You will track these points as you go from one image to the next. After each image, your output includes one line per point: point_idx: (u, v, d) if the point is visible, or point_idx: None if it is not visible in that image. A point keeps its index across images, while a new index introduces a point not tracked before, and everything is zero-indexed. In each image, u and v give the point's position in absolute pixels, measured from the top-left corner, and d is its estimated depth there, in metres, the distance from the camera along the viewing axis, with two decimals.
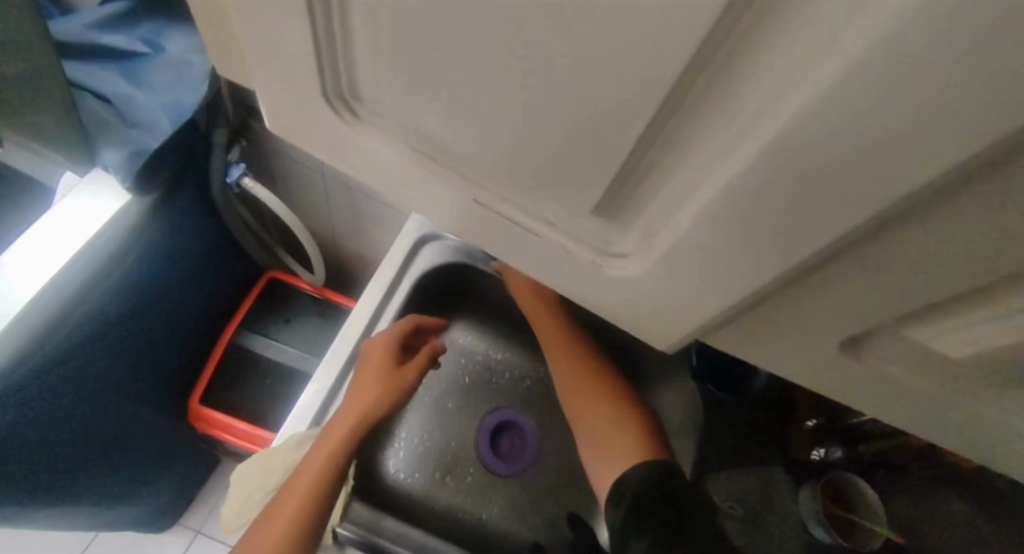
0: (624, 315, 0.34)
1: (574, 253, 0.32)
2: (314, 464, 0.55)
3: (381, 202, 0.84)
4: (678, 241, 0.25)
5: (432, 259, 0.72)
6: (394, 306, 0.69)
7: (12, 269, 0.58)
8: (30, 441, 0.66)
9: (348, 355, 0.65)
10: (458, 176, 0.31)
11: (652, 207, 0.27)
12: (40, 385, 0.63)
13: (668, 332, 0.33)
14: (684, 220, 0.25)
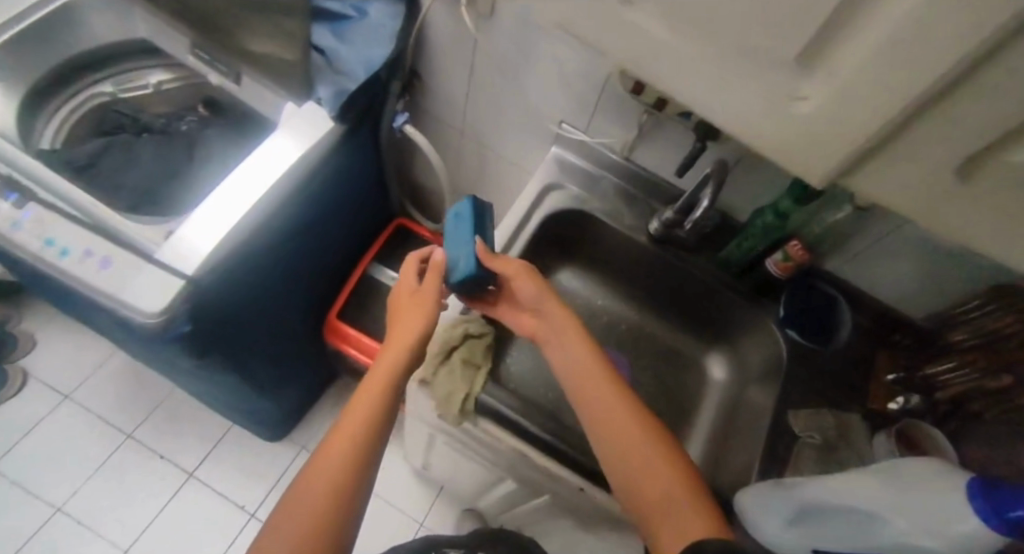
0: (775, 151, 0.40)
1: (767, 97, 0.36)
2: (359, 412, 0.57)
3: (509, 160, 0.98)
4: (853, 69, 0.31)
5: (557, 203, 0.84)
6: (523, 236, 0.82)
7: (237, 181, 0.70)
8: (245, 318, 0.81)
9: None
10: (687, 39, 0.36)
11: (844, 50, 0.31)
12: (255, 266, 0.76)
13: (812, 163, 0.39)
14: (854, 57, 0.31)
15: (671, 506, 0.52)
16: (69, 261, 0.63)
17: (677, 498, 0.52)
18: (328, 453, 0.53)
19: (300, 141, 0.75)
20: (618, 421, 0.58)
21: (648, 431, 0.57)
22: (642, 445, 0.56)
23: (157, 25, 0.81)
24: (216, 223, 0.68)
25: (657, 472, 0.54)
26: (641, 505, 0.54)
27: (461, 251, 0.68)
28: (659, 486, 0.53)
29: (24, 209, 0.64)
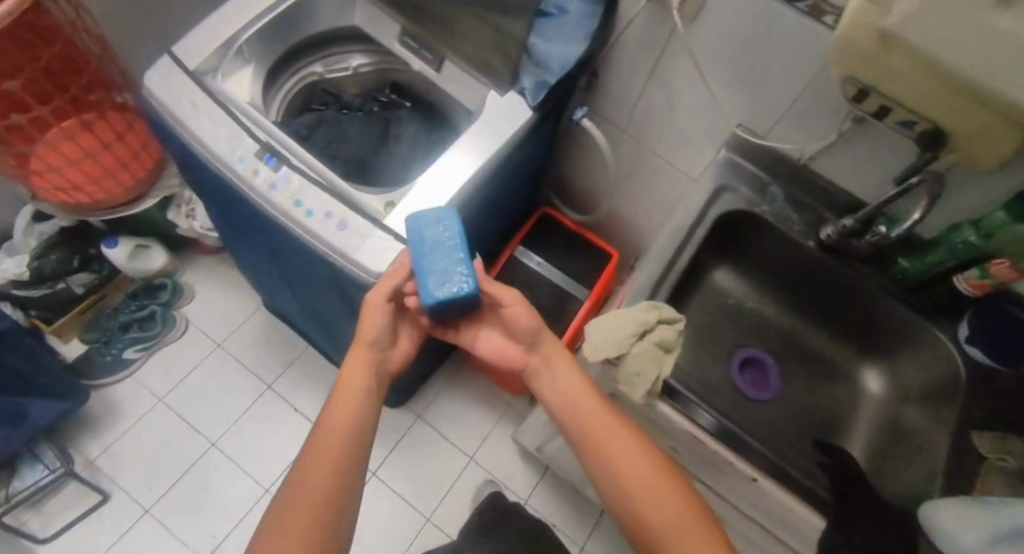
0: None
1: None
2: (337, 427, 0.60)
3: (671, 159, 1.01)
4: None
5: (728, 205, 0.86)
6: (699, 233, 0.83)
7: (443, 170, 0.76)
8: None
9: (668, 262, 0.80)
10: None
11: None
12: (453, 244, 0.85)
13: None
14: None
15: (662, 520, 0.54)
16: (313, 220, 0.72)
17: (667, 508, 0.55)
18: (317, 467, 0.56)
19: (503, 127, 0.80)
20: (600, 429, 0.61)
21: (630, 444, 0.60)
22: (637, 466, 0.58)
23: (376, 13, 0.88)
24: (430, 200, 0.74)
25: (650, 484, 0.57)
26: (631, 517, 0.57)
27: (453, 268, 0.61)
28: (642, 502, 0.56)
29: (278, 172, 0.73)
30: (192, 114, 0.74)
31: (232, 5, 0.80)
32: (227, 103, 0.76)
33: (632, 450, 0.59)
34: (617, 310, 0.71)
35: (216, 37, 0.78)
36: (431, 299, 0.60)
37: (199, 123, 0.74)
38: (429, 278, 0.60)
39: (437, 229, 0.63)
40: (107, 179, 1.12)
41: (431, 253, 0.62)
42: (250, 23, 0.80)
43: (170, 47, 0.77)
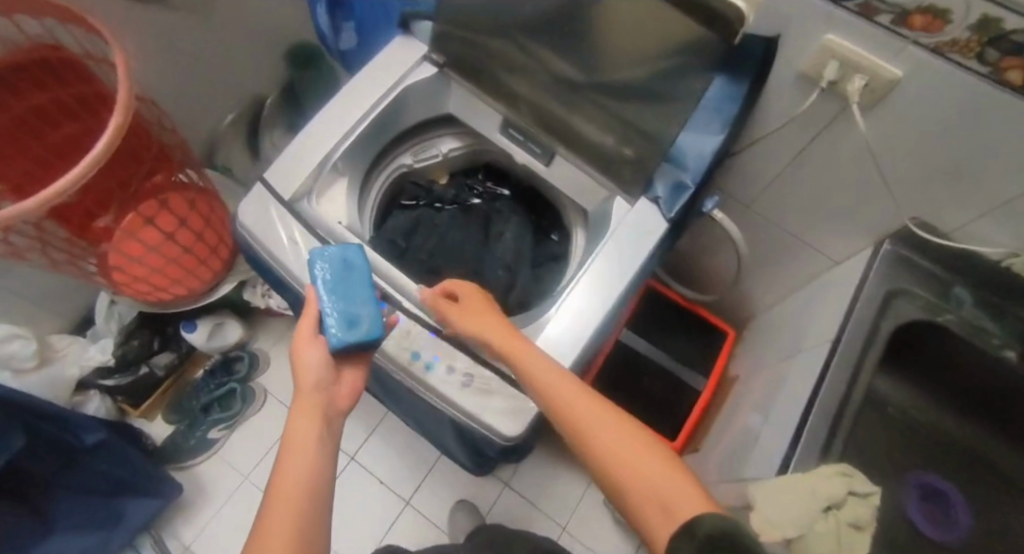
0: None
1: None
2: (291, 456, 0.43)
3: (814, 238, 0.86)
4: None
5: (902, 315, 0.72)
6: (872, 353, 0.70)
7: (575, 307, 0.66)
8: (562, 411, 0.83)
9: (841, 398, 0.67)
10: None
11: None
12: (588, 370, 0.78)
13: None
14: None
15: (660, 486, 0.37)
16: (434, 377, 0.63)
17: (663, 476, 0.38)
18: (273, 514, 0.40)
19: (638, 247, 0.68)
20: (569, 405, 0.45)
21: (605, 413, 0.44)
22: (636, 447, 0.41)
23: (474, 102, 0.77)
24: (564, 349, 0.65)
25: (634, 450, 0.40)
26: (632, 504, 0.39)
27: (363, 308, 0.57)
28: (633, 480, 0.39)
29: (391, 319, 0.65)
30: (293, 256, 0.66)
31: (323, 113, 0.71)
32: (329, 237, 0.67)
33: (626, 436, 0.42)
34: (791, 475, 0.61)
35: (308, 157, 0.69)
36: (338, 341, 0.53)
37: (300, 265, 0.66)
38: (335, 320, 0.55)
39: (346, 265, 0.59)
40: (191, 278, 1.08)
41: (340, 295, 0.57)
42: (344, 135, 0.70)
43: (260, 172, 0.68)
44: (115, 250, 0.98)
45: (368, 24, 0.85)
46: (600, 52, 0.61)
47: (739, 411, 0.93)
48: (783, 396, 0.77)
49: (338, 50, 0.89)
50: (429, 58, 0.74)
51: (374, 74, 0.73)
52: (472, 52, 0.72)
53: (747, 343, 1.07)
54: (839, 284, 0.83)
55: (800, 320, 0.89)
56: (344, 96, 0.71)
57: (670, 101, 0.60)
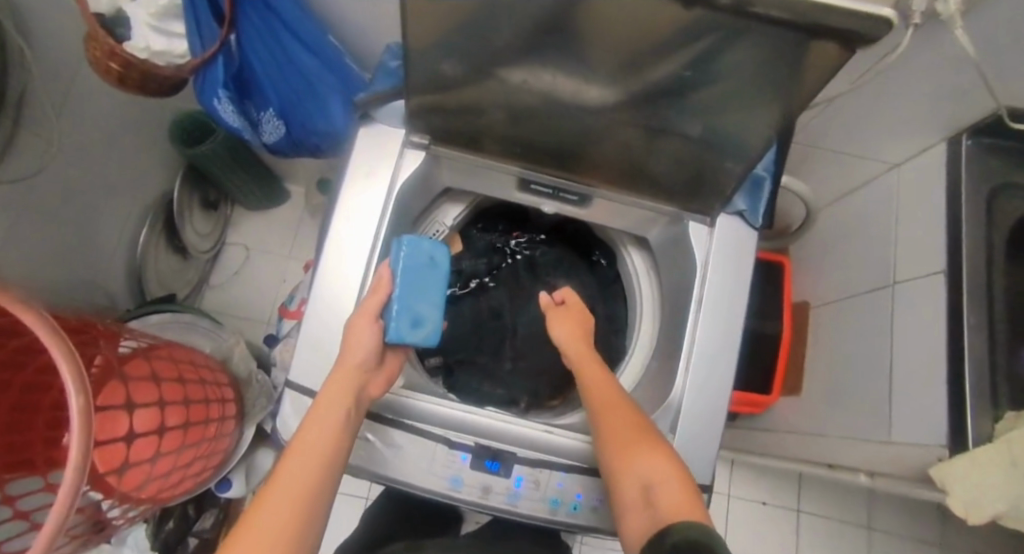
0: None
1: None
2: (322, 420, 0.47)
3: (872, 147, 0.78)
4: None
5: (1011, 211, 0.66)
6: (996, 267, 0.65)
7: (699, 366, 0.60)
8: None
9: (987, 331, 0.62)
10: None
11: None
12: None
13: None
14: None
15: (662, 492, 0.43)
16: (586, 514, 0.56)
17: (670, 483, 0.43)
18: (286, 478, 0.41)
19: (737, 273, 0.61)
20: (619, 416, 0.52)
21: (642, 433, 0.50)
22: (657, 454, 0.47)
23: (476, 166, 0.63)
24: (707, 417, 0.59)
25: (653, 466, 0.46)
26: (628, 508, 0.45)
27: (430, 310, 0.55)
28: (645, 485, 0.45)
29: (512, 475, 0.56)
30: (374, 455, 0.56)
31: (323, 276, 0.58)
32: (400, 418, 0.57)
33: (653, 453, 0.47)
34: (982, 448, 0.56)
35: (334, 336, 0.57)
36: (396, 336, 0.53)
37: (386, 462, 0.56)
38: (401, 316, 0.53)
39: (430, 264, 0.56)
40: (215, 443, 0.88)
41: (413, 286, 0.55)
42: (360, 289, 0.58)
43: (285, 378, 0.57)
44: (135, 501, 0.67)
45: (295, 110, 0.72)
46: (652, 75, 0.47)
47: (829, 343, 0.89)
48: (900, 336, 0.72)
49: (258, 139, 0.75)
50: (411, 143, 0.60)
51: (359, 195, 0.59)
52: (465, 120, 0.58)
53: (801, 262, 1.02)
54: (910, 193, 0.75)
55: (870, 237, 0.83)
56: (336, 243, 0.58)
57: (752, 103, 0.47)
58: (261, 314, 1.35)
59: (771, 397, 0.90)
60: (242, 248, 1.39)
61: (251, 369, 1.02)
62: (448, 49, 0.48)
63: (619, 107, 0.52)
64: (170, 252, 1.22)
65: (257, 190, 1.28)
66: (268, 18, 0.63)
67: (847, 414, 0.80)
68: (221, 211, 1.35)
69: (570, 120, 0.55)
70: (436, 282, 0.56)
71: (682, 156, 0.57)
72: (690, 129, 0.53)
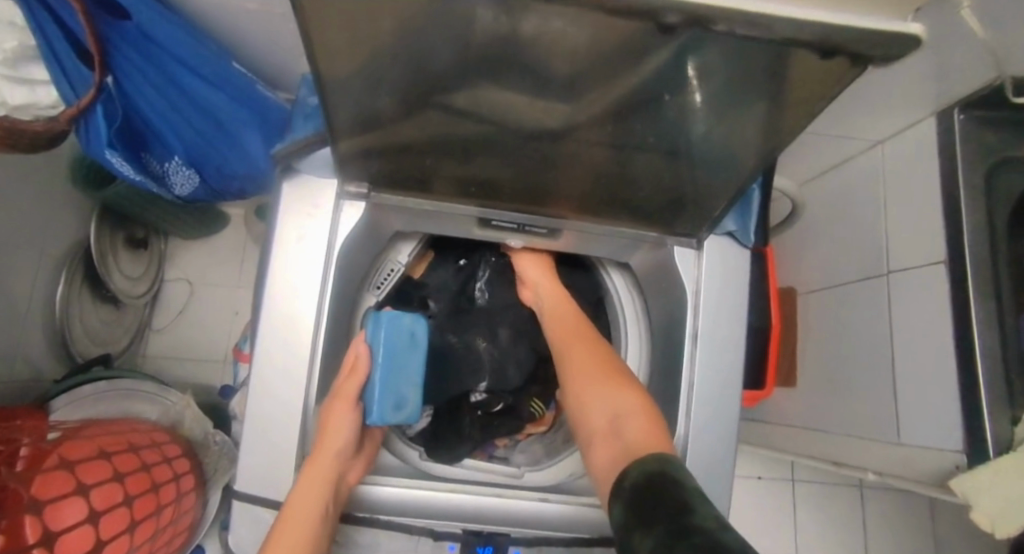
0: None
1: None
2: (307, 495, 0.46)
3: (857, 124, 0.71)
4: None
5: (1010, 186, 0.62)
6: (1000, 251, 0.60)
7: (698, 409, 0.54)
8: None
9: (996, 322, 0.58)
10: None
11: None
12: None
13: None
14: None
15: (628, 424, 0.46)
16: None
17: (634, 416, 0.47)
18: None
19: (732, 300, 0.55)
20: (582, 361, 0.55)
21: (608, 372, 0.53)
22: (614, 384, 0.51)
23: (424, 207, 0.54)
24: (715, 461, 0.54)
25: (616, 402, 0.49)
26: (595, 441, 0.48)
27: (411, 392, 0.52)
28: (610, 412, 0.49)
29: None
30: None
31: (261, 365, 0.49)
32: (374, 513, 0.52)
33: (615, 387, 0.51)
34: (1007, 462, 0.51)
35: (284, 434, 0.48)
36: (379, 419, 0.51)
37: None
38: (383, 401, 0.51)
39: (410, 340, 0.52)
40: (175, 525, 0.76)
41: (394, 367, 0.52)
42: (308, 375, 0.49)
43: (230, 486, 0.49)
44: None
45: (206, 154, 0.62)
46: (620, 94, 0.39)
47: (823, 331, 0.85)
48: (901, 327, 0.68)
49: (168, 191, 0.65)
50: (347, 193, 0.51)
51: (294, 264, 0.50)
52: (408, 161, 0.49)
53: (785, 242, 0.96)
54: (900, 171, 0.70)
55: (857, 219, 0.77)
56: (271, 322, 0.49)
57: (741, 116, 0.40)
58: (215, 353, 1.24)
59: (766, 392, 0.86)
60: (185, 283, 1.27)
61: (207, 430, 0.91)
62: (372, 79, 0.39)
63: (587, 129, 0.44)
64: (98, 303, 1.09)
65: (189, 220, 1.14)
66: (151, 54, 0.51)
67: (849, 408, 0.76)
68: (152, 246, 1.21)
69: (530, 148, 0.47)
70: (416, 363, 0.53)
71: (664, 176, 0.49)
72: (672, 146, 0.45)
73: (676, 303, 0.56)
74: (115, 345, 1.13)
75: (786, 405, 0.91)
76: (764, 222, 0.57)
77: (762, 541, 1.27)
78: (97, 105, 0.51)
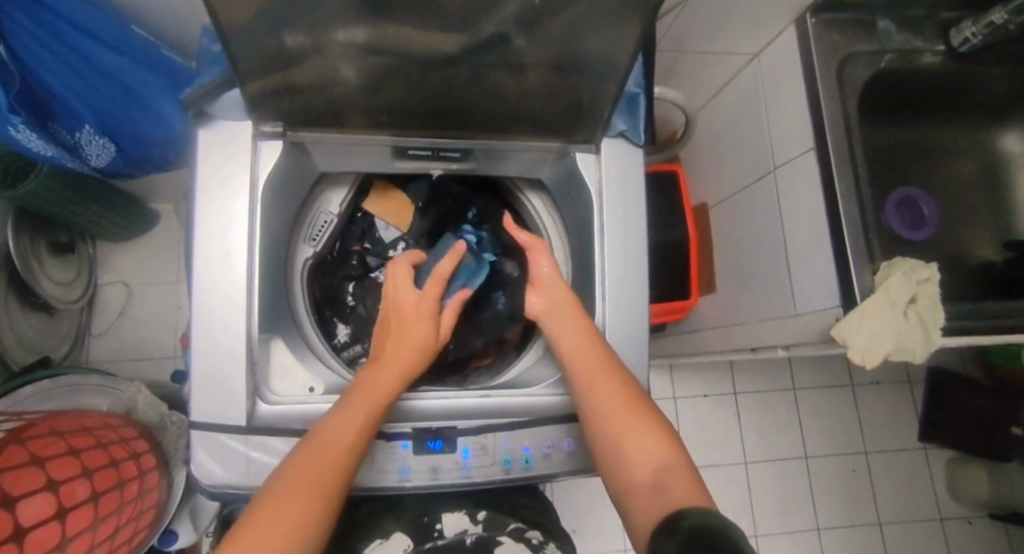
0: None
1: None
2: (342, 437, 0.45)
3: (735, 43, 0.79)
4: None
5: (860, 79, 0.71)
6: (857, 136, 0.69)
7: (613, 297, 0.61)
8: None
9: (858, 197, 0.67)
10: None
11: None
12: None
13: None
14: None
15: (670, 479, 0.42)
16: (540, 462, 0.57)
17: (675, 472, 0.43)
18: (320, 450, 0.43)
19: (631, 198, 0.62)
20: (610, 392, 0.51)
21: (637, 411, 0.49)
22: (646, 429, 0.47)
23: (342, 144, 0.58)
24: (631, 340, 0.61)
25: (652, 455, 0.45)
26: (625, 494, 0.44)
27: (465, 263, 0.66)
28: (643, 461, 0.45)
29: (458, 448, 0.55)
30: None
31: (200, 303, 0.51)
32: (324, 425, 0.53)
33: (650, 434, 0.47)
34: (865, 306, 0.62)
35: (231, 365, 0.51)
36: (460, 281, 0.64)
37: None
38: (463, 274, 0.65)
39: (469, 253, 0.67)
40: (142, 502, 0.77)
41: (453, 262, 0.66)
42: (249, 307, 0.52)
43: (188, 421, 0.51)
44: None
45: (118, 122, 0.63)
46: (496, 14, 0.43)
47: (731, 236, 0.94)
48: (788, 216, 0.77)
49: (84, 165, 0.66)
50: (263, 133, 0.54)
51: (218, 205, 0.52)
52: (319, 97, 0.52)
53: (695, 164, 1.05)
54: (774, 78, 0.78)
55: (746, 129, 0.87)
56: (205, 258, 0.51)
57: (607, 27, 0.45)
58: (163, 350, 1.22)
59: (691, 299, 0.95)
60: (121, 284, 1.24)
61: (164, 413, 0.90)
62: (266, 22, 0.42)
63: (476, 53, 0.48)
64: (28, 310, 1.06)
65: (116, 217, 1.11)
66: (44, 20, 0.52)
67: (760, 298, 0.85)
68: (80, 250, 1.17)
69: (427, 73, 0.51)
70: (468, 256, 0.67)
71: (555, 92, 0.55)
72: (560, 61, 0.51)
73: (587, 207, 0.62)
74: (52, 352, 1.10)
75: (712, 309, 1.01)
76: (650, 123, 0.64)
77: (713, 451, 1.36)
78: None
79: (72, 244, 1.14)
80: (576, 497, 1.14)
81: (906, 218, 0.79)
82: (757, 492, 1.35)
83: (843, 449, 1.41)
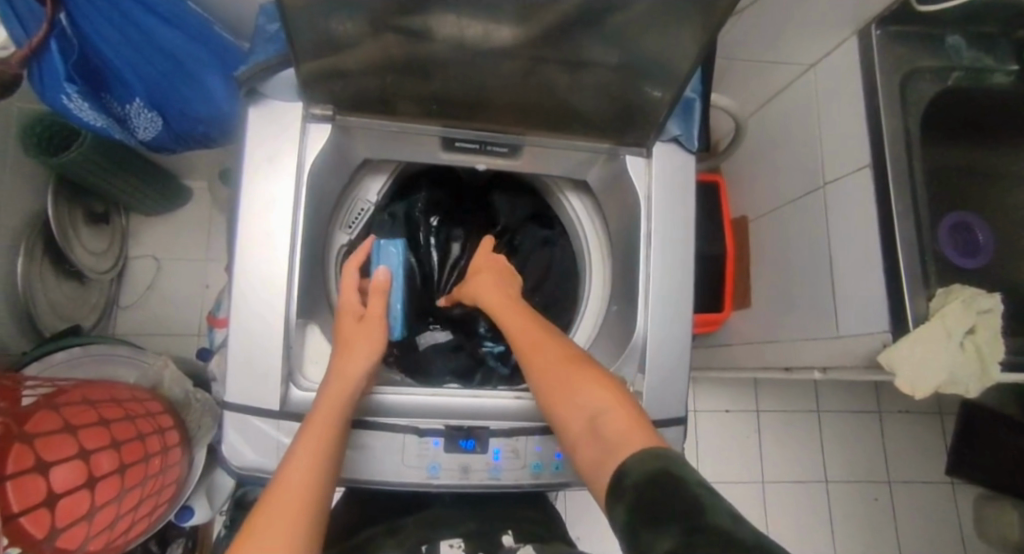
0: None
1: None
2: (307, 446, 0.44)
3: (792, 52, 0.77)
4: None
5: (924, 95, 0.68)
6: (918, 156, 0.66)
7: (656, 306, 0.59)
8: None
9: (916, 219, 0.64)
10: None
11: None
12: None
13: None
14: None
15: (611, 423, 0.43)
16: (570, 469, 0.55)
17: (614, 413, 0.43)
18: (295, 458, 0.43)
19: (680, 206, 0.60)
20: (546, 355, 0.51)
21: (573, 365, 0.49)
22: (581, 378, 0.48)
23: (390, 132, 0.58)
24: (672, 350, 0.59)
25: (595, 401, 0.45)
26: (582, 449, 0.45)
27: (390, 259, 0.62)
28: (589, 414, 0.45)
29: (489, 449, 0.54)
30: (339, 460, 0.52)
31: (239, 284, 0.51)
32: (359, 417, 0.53)
33: (592, 381, 0.47)
34: (921, 333, 0.59)
35: (268, 348, 0.50)
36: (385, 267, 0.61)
37: (355, 465, 0.52)
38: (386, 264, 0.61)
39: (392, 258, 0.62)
40: (164, 477, 0.77)
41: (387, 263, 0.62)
42: (289, 291, 0.52)
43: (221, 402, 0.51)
44: (96, 534, 0.61)
45: (167, 96, 0.63)
46: (559, 7, 0.41)
47: (770, 249, 0.92)
48: (837, 234, 0.74)
49: (131, 137, 0.66)
50: (313, 116, 0.53)
51: (264, 185, 0.52)
52: (371, 83, 0.51)
53: (737, 174, 1.02)
54: (831, 90, 0.75)
55: (795, 140, 0.84)
56: (249, 239, 0.51)
57: (672, 25, 0.43)
58: (189, 326, 1.24)
59: (724, 312, 0.92)
60: (151, 258, 1.25)
61: (189, 390, 0.91)
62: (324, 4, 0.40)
63: (534, 46, 0.47)
64: (62, 278, 1.07)
65: (151, 191, 1.12)
66: None
67: (800, 316, 0.83)
68: (113, 221, 1.18)
69: (481, 65, 0.49)
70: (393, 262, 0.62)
71: (610, 90, 0.53)
72: (619, 60, 0.49)
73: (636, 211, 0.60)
74: (81, 321, 1.12)
75: (745, 323, 0.98)
76: (704, 130, 0.63)
77: (731, 468, 1.33)
78: (49, 41, 0.51)
79: (105, 215, 1.15)
80: (590, 505, 1.13)
81: (960, 246, 0.76)
82: (774, 513, 1.32)
83: (865, 475, 1.37)
